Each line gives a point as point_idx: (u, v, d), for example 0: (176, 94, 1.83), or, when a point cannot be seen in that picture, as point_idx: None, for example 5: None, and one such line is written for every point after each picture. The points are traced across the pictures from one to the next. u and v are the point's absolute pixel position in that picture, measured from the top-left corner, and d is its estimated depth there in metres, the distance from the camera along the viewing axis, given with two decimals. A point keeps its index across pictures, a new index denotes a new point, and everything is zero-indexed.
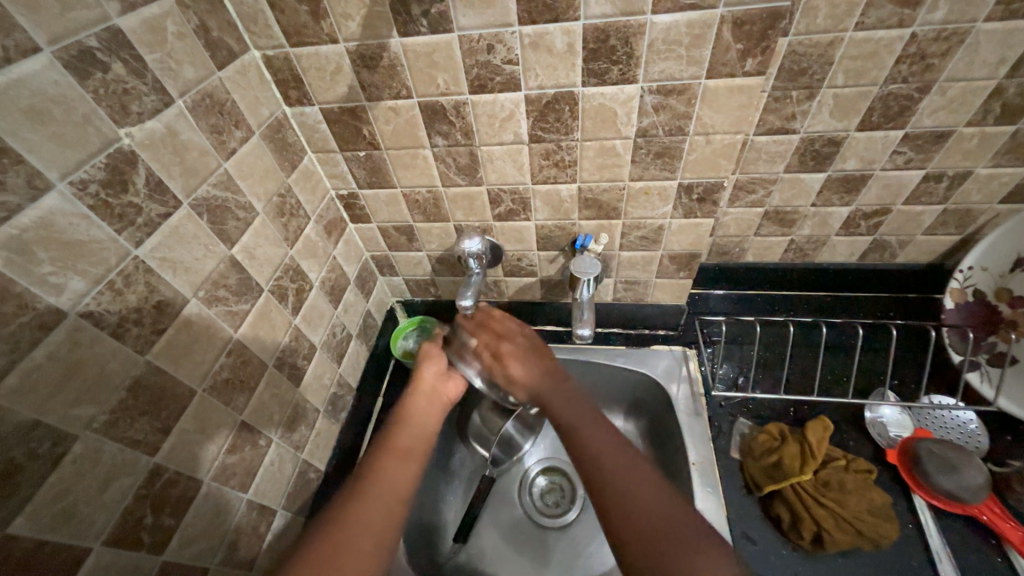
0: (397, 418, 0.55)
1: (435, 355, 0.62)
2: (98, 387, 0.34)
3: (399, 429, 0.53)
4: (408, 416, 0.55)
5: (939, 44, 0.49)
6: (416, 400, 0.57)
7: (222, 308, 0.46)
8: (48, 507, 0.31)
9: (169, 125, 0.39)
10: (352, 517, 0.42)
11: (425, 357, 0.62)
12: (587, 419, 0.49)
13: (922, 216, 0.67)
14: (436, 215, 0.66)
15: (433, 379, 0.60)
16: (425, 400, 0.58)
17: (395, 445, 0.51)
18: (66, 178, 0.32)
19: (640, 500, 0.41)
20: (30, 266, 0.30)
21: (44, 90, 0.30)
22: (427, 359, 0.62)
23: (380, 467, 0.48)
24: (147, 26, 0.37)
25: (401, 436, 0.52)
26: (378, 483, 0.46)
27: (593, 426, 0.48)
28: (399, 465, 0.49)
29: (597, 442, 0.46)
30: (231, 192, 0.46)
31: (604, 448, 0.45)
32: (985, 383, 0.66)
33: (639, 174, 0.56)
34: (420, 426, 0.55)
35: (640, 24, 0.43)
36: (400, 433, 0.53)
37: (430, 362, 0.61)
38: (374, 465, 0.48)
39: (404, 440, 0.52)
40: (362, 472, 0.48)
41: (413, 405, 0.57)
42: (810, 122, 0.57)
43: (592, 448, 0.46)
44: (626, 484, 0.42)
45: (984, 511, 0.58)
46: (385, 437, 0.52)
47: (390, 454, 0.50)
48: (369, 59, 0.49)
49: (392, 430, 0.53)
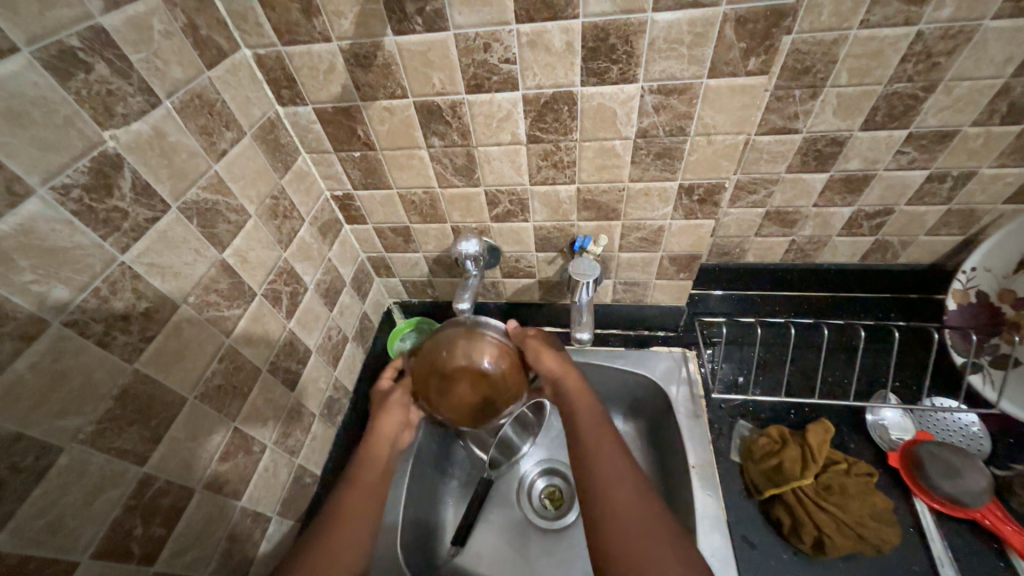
0: (358, 455, 0.56)
1: (397, 405, 0.61)
2: (84, 397, 0.33)
3: (364, 466, 0.54)
4: (371, 451, 0.56)
5: (945, 42, 0.48)
6: (377, 444, 0.57)
7: (213, 313, 0.45)
8: (32, 522, 0.30)
9: (156, 126, 0.38)
10: (329, 542, 0.45)
11: (388, 407, 0.60)
12: (609, 444, 0.49)
13: (925, 216, 0.66)
14: (432, 216, 0.65)
15: (396, 428, 0.59)
16: (385, 448, 0.57)
17: (363, 482, 0.52)
18: (48, 183, 0.31)
19: (653, 530, 0.41)
20: (10, 275, 0.29)
21: (23, 92, 0.29)
22: (390, 408, 0.60)
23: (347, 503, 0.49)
24: (132, 24, 0.36)
25: (365, 472, 0.53)
26: (345, 515, 0.48)
27: (616, 451, 0.48)
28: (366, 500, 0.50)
29: (617, 467, 0.47)
30: (221, 195, 0.45)
31: (621, 477, 0.45)
32: (988, 385, 0.65)
33: (639, 175, 0.55)
34: (377, 464, 0.55)
35: (641, 23, 0.42)
36: (364, 468, 0.54)
37: (392, 412, 0.60)
38: (342, 499, 0.49)
39: (370, 476, 0.53)
40: (331, 508, 0.48)
41: (375, 443, 0.57)
42: (812, 122, 0.56)
43: (605, 463, 0.47)
44: (635, 504, 0.43)
45: (986, 515, 0.57)
46: (350, 474, 0.53)
47: (358, 489, 0.51)
48: (363, 58, 0.47)
49: (356, 467, 0.54)
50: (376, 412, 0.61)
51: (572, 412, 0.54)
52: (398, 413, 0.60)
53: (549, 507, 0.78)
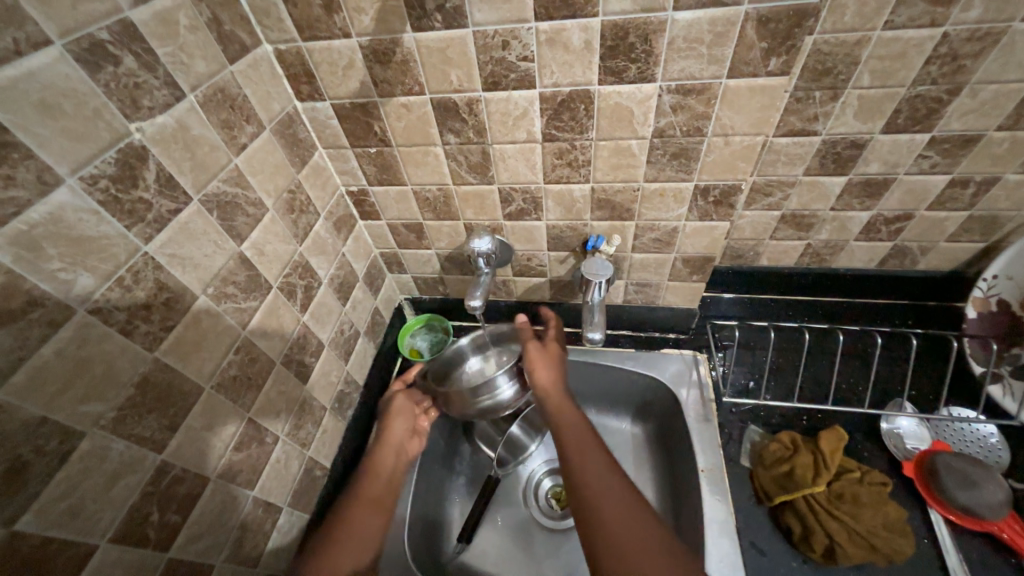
0: (366, 468, 0.58)
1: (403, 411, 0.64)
2: (106, 383, 0.34)
3: (369, 480, 0.57)
4: (377, 463, 0.59)
5: (972, 44, 0.47)
6: (384, 455, 0.60)
7: (231, 304, 0.45)
8: (54, 504, 0.30)
9: (180, 120, 0.39)
10: (334, 542, 0.47)
11: (395, 413, 0.64)
12: (595, 455, 0.50)
13: (946, 222, 0.65)
14: (446, 213, 0.65)
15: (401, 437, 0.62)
16: (391, 457, 0.60)
17: (366, 497, 0.54)
18: (76, 174, 0.31)
19: (642, 542, 0.41)
20: (39, 262, 0.30)
21: (55, 84, 0.30)
22: (394, 417, 0.64)
23: (350, 517, 0.51)
24: (159, 19, 0.36)
25: (368, 486, 0.56)
26: (346, 526, 0.50)
27: (602, 463, 0.49)
28: (367, 516, 0.52)
29: (601, 478, 0.47)
30: (241, 188, 0.46)
31: (607, 488, 0.46)
32: (1007, 396, 0.64)
33: (654, 175, 0.55)
34: (385, 475, 0.58)
35: (661, 21, 0.42)
36: (370, 481, 0.56)
37: (399, 420, 0.63)
38: (348, 508, 0.52)
39: (373, 489, 0.55)
40: (332, 522, 0.50)
41: (382, 452, 0.60)
42: (832, 124, 0.56)
43: (591, 474, 0.48)
44: (621, 515, 0.43)
45: (1004, 528, 0.56)
46: (357, 487, 0.55)
47: (359, 504, 0.53)
48: (382, 55, 0.48)
49: (362, 481, 0.56)
50: (386, 419, 0.63)
51: (557, 423, 0.55)
52: (403, 421, 0.63)
53: (556, 506, 0.78)
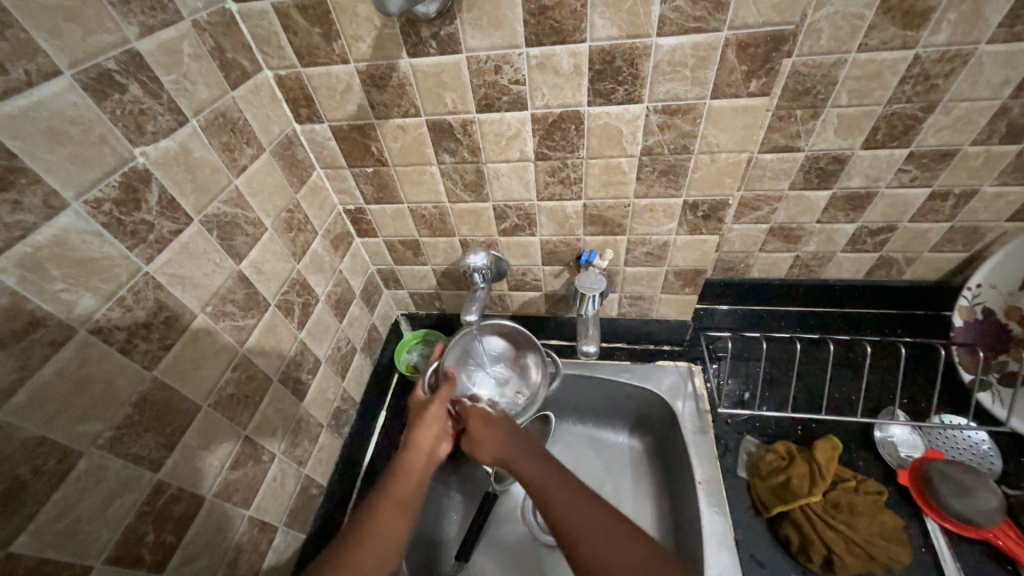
0: (394, 467, 0.57)
1: (432, 419, 0.61)
2: (104, 402, 0.34)
3: (396, 480, 0.56)
4: (405, 464, 0.57)
5: (942, 65, 0.49)
6: (412, 458, 0.58)
7: (229, 322, 0.46)
8: (51, 525, 0.30)
9: (183, 143, 0.40)
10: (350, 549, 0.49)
11: (425, 420, 0.61)
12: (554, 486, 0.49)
13: (928, 233, 0.67)
14: (442, 230, 0.66)
15: (430, 442, 0.60)
16: (420, 460, 0.58)
17: (393, 496, 0.54)
18: (81, 198, 0.32)
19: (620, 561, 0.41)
20: (43, 284, 0.30)
21: (63, 111, 0.31)
22: (425, 422, 0.61)
23: (372, 519, 0.51)
24: (164, 48, 0.38)
25: (398, 487, 0.55)
26: (368, 532, 0.50)
27: (564, 481, 0.49)
28: (391, 518, 0.52)
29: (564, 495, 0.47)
30: (240, 209, 0.47)
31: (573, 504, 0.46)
32: (996, 402, 0.65)
33: (643, 192, 0.56)
34: (415, 477, 0.57)
35: (646, 46, 0.44)
36: (398, 482, 0.55)
37: (427, 428, 0.61)
38: (371, 512, 0.52)
39: (400, 491, 0.54)
40: (354, 523, 0.51)
41: (410, 454, 0.58)
42: (814, 141, 0.58)
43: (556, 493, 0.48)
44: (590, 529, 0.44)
45: (999, 536, 0.56)
46: (383, 487, 0.55)
47: (386, 507, 0.53)
48: (379, 79, 0.50)
49: (389, 481, 0.56)
50: (415, 422, 0.61)
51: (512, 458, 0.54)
52: (432, 428, 0.61)
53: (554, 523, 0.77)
